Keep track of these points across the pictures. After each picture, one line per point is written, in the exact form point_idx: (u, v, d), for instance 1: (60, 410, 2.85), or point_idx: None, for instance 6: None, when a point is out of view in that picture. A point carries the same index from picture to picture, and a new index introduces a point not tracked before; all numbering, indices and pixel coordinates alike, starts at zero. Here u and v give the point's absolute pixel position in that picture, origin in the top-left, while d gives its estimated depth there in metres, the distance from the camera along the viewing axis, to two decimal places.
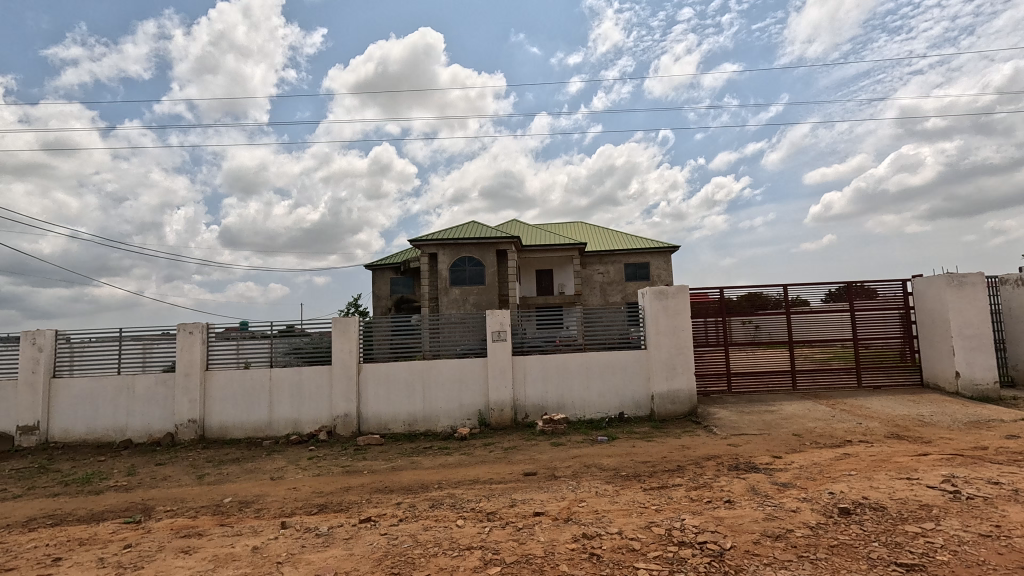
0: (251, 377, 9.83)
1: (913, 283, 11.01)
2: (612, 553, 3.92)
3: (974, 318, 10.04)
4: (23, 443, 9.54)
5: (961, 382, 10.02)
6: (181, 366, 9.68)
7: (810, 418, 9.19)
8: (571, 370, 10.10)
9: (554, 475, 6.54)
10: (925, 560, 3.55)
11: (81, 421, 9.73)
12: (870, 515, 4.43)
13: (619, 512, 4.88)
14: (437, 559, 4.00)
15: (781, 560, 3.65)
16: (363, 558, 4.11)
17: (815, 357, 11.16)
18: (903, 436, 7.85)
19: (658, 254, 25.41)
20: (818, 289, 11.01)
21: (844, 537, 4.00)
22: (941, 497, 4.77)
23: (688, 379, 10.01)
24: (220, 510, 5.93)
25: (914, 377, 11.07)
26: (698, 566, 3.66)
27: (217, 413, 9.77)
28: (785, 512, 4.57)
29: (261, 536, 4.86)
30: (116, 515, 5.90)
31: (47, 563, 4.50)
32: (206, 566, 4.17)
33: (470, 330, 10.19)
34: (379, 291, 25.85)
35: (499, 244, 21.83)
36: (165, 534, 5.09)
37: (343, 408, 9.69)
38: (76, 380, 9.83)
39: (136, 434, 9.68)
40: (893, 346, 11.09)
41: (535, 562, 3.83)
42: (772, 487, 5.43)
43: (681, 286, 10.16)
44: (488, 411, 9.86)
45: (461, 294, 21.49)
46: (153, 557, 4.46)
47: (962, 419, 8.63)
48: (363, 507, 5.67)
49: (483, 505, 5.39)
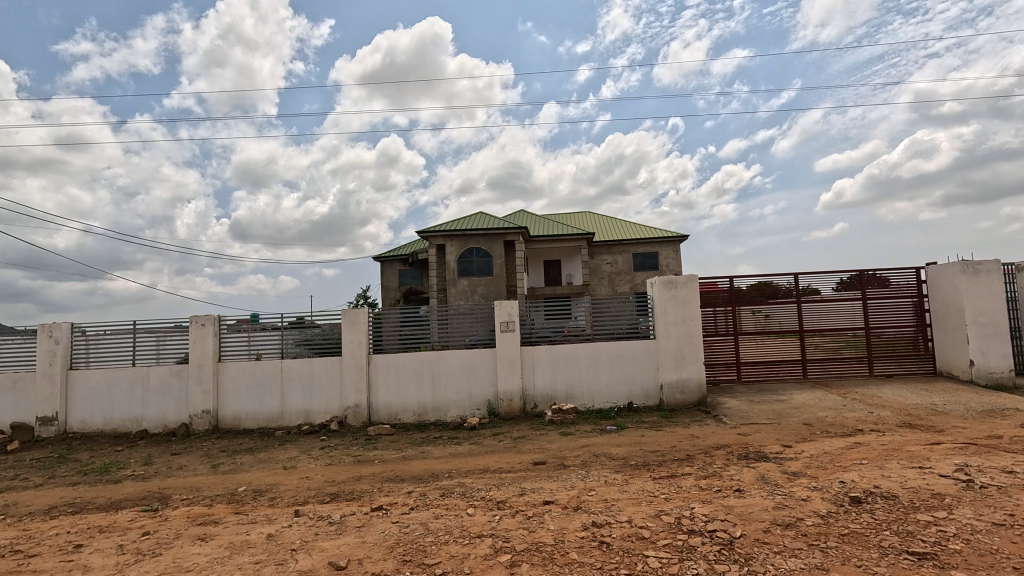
0: (263, 369, 9.95)
1: (927, 271, 10.84)
2: (622, 541, 3.95)
3: (989, 306, 9.90)
4: (43, 434, 9.76)
5: (975, 371, 9.91)
6: (195, 358, 9.83)
7: (821, 407, 9.14)
8: (579, 360, 10.10)
9: (563, 464, 6.57)
10: (937, 549, 3.53)
11: (98, 413, 9.92)
12: (881, 504, 4.40)
13: (628, 501, 4.90)
14: (449, 547, 4.06)
15: (791, 548, 3.66)
16: (375, 546, 4.18)
17: (827, 346, 11.04)
18: (916, 424, 7.79)
19: (668, 244, 25.23)
20: (830, 278, 10.87)
21: (855, 525, 3.99)
22: (954, 486, 4.73)
23: (698, 368, 9.97)
24: (234, 498, 6.04)
25: (928, 366, 10.94)
26: (708, 554, 3.68)
27: (230, 404, 9.91)
28: (795, 501, 4.56)
29: (276, 524, 4.95)
30: (133, 504, 6.03)
31: (69, 549, 4.62)
32: (222, 553, 4.26)
33: (479, 321, 10.23)
34: (388, 283, 25.96)
35: (508, 235, 21.83)
36: (182, 522, 5.19)
37: (354, 398, 9.78)
38: (92, 372, 10.00)
39: (151, 424, 9.86)
40: (907, 335, 10.97)
41: (546, 550, 3.87)
42: (782, 476, 5.41)
43: (691, 276, 10.10)
44: (497, 402, 9.90)
45: (469, 285, 21.49)
46: (171, 544, 4.56)
47: (977, 408, 8.53)
48: (374, 495, 5.74)
49: (493, 494, 5.44)
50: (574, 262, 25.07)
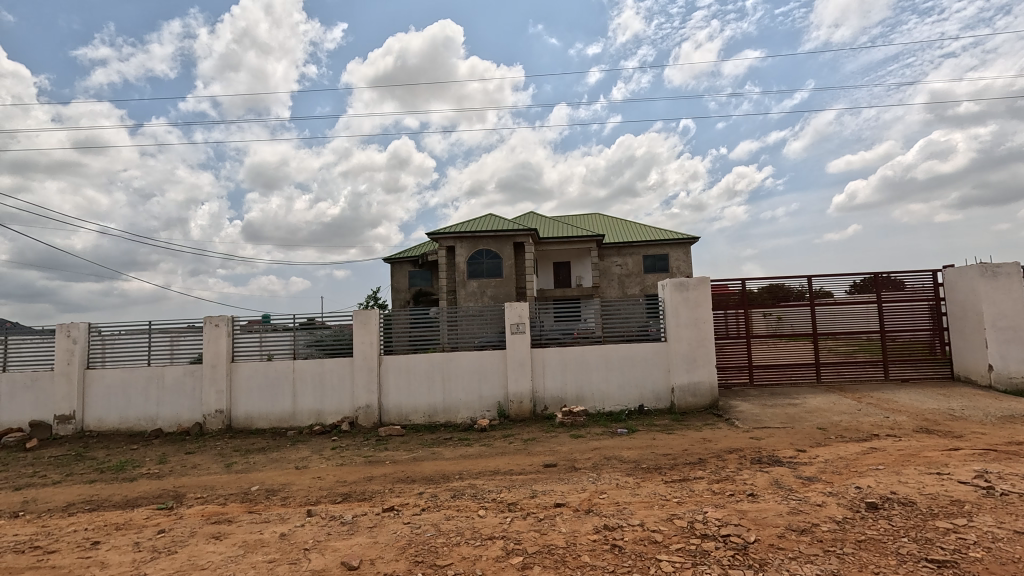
0: (275, 369, 10.04)
1: (944, 273, 10.66)
2: (633, 545, 3.93)
3: (1009, 310, 9.72)
4: (60, 432, 9.94)
5: (994, 376, 9.74)
6: (209, 358, 9.95)
7: (836, 411, 9.03)
8: (589, 361, 10.07)
9: (574, 467, 6.56)
10: (958, 557, 3.47)
11: (114, 411, 10.07)
12: (899, 510, 4.34)
13: (640, 504, 4.88)
14: (460, 548, 4.06)
15: (807, 555, 3.62)
16: (387, 546, 4.19)
17: (840, 349, 10.89)
18: (933, 430, 7.66)
19: (678, 245, 25.06)
20: (844, 281, 10.74)
21: (872, 532, 3.94)
22: (973, 493, 4.64)
23: (709, 371, 9.89)
24: (248, 497, 6.11)
25: (944, 370, 10.76)
26: (722, 559, 3.64)
27: (243, 403, 10.02)
28: (810, 506, 4.50)
29: (288, 523, 4.98)
30: (149, 502, 6.11)
31: (87, 546, 4.70)
32: (236, 552, 4.30)
33: (488, 323, 10.23)
34: (398, 284, 26.08)
35: (517, 237, 21.83)
36: (196, 521, 5.25)
37: (365, 399, 9.84)
38: (108, 371, 10.16)
39: (166, 423, 9.99)
40: (922, 339, 10.80)
41: (557, 553, 3.86)
42: (796, 481, 5.36)
43: (703, 278, 10.03)
44: (508, 404, 9.91)
45: (479, 286, 21.54)
46: (185, 542, 4.61)
47: (995, 413, 8.37)
48: (386, 496, 5.76)
49: (504, 497, 5.43)
50: (584, 263, 25.01)
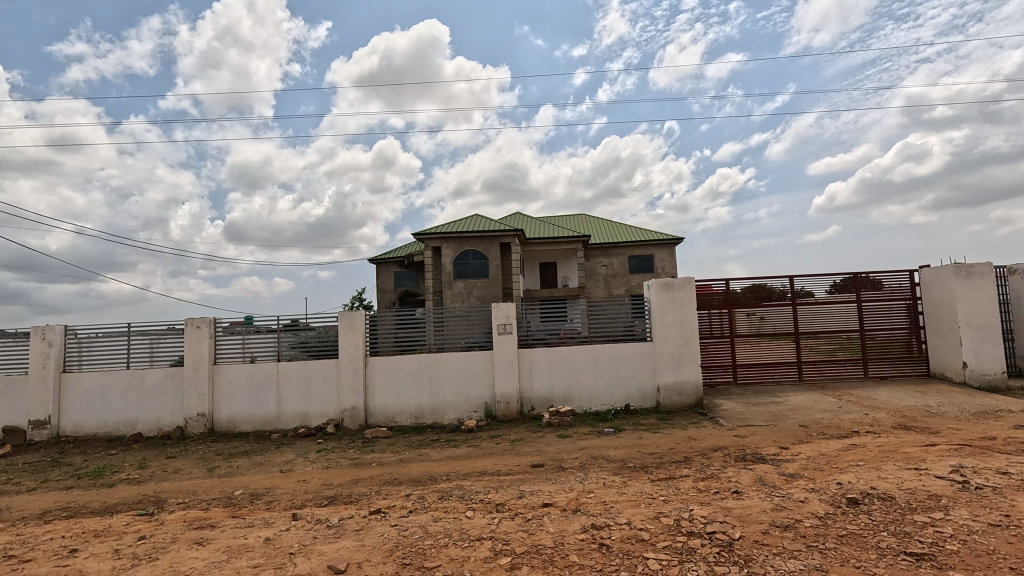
0: (259, 371, 9.90)
1: (920, 273, 10.92)
2: (621, 544, 3.95)
3: (982, 309, 10.00)
4: (35, 437, 9.67)
5: (968, 373, 10.03)
6: (190, 360, 9.78)
7: (817, 409, 9.19)
8: (577, 361, 10.11)
9: (561, 467, 6.58)
10: (935, 550, 3.56)
11: (92, 416, 9.84)
12: (878, 505, 4.44)
13: (627, 503, 4.90)
14: (448, 550, 4.04)
15: (790, 550, 3.68)
16: (374, 549, 4.15)
17: (821, 348, 11.10)
18: (910, 426, 7.85)
19: (663, 246, 25.30)
20: (824, 281, 10.94)
21: (853, 526, 4.02)
22: (949, 487, 4.77)
23: (694, 370, 10.01)
24: (231, 502, 6.00)
25: (921, 368, 11.02)
26: (707, 555, 3.69)
27: (226, 406, 9.85)
28: (793, 502, 4.58)
29: (273, 528, 4.91)
30: (129, 508, 5.98)
31: (64, 554, 4.57)
32: (220, 558, 4.23)
33: (475, 323, 10.22)
34: (384, 285, 25.89)
35: (504, 237, 21.84)
36: (178, 526, 5.15)
37: (351, 400, 9.76)
38: (86, 375, 9.92)
39: (146, 427, 9.79)
40: (900, 337, 11.06)
41: (545, 553, 3.86)
42: (780, 478, 5.45)
43: (688, 278, 10.14)
44: (495, 404, 9.90)
45: (465, 286, 21.50)
46: (167, 549, 4.52)
47: (969, 410, 8.61)
48: (372, 499, 5.72)
49: (491, 497, 5.43)
50: (570, 264, 25.13)
